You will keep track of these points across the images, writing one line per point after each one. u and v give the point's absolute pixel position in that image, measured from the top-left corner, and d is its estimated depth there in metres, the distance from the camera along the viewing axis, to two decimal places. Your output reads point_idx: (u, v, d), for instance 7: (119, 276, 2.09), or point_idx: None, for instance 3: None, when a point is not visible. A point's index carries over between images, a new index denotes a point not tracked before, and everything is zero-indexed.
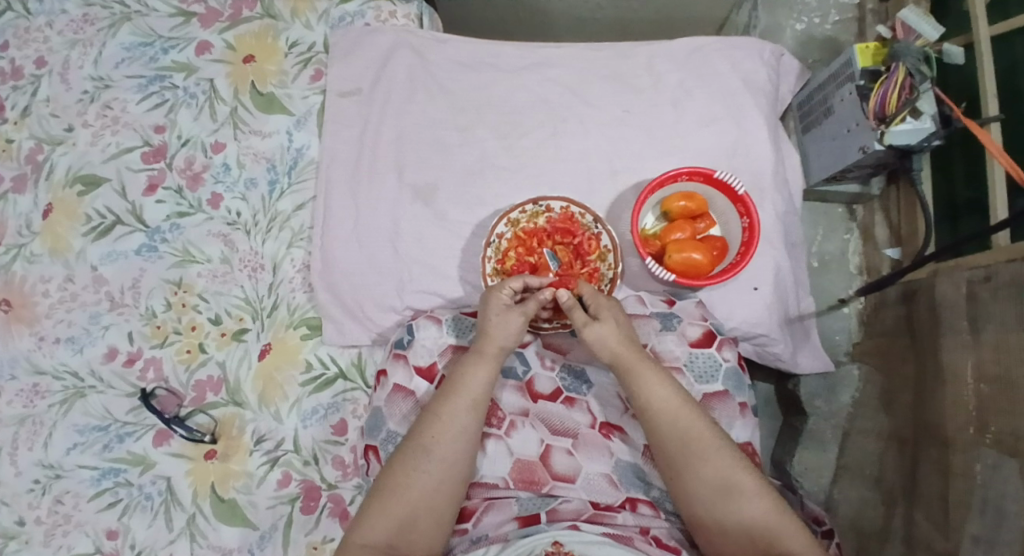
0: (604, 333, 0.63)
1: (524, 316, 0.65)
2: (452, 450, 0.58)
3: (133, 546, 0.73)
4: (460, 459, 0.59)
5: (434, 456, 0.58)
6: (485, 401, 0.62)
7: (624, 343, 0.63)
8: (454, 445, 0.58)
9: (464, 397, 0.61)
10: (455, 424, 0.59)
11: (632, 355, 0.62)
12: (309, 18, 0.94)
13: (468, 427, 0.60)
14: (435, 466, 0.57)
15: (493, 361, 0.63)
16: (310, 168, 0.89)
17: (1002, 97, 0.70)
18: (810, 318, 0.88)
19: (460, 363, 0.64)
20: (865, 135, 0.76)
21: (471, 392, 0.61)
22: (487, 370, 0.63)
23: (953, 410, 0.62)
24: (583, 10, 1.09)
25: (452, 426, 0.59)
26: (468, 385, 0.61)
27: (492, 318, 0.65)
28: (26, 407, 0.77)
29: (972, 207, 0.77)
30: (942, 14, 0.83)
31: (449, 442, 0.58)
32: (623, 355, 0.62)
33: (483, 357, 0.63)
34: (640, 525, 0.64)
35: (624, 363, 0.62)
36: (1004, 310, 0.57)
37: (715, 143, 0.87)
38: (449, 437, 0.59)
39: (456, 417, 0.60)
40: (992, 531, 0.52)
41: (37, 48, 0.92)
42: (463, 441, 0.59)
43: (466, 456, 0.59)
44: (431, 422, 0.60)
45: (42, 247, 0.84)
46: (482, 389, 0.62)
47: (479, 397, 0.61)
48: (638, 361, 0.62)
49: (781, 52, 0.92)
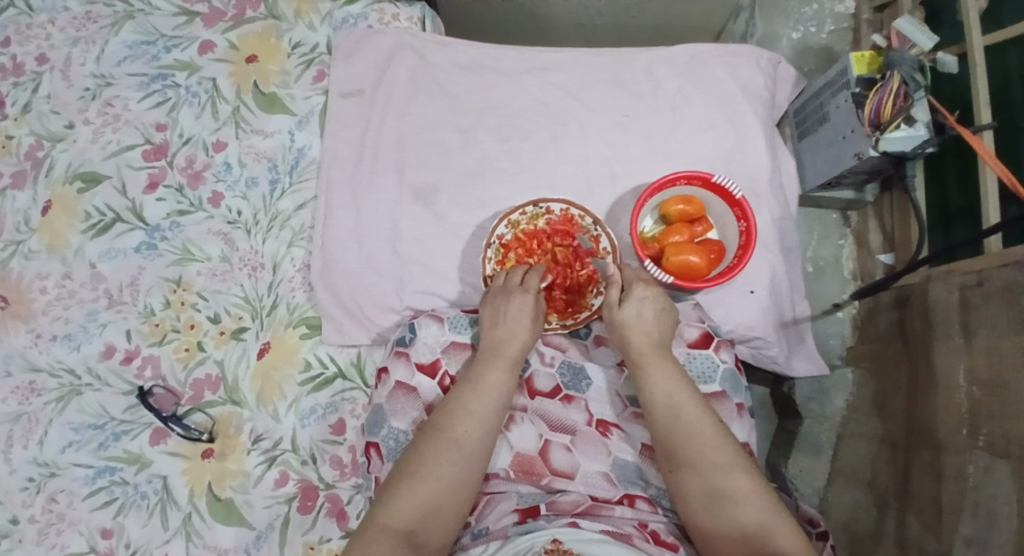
0: (627, 318, 0.65)
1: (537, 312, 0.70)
2: (479, 439, 0.59)
3: (128, 546, 0.72)
4: (485, 450, 0.59)
5: (464, 447, 0.58)
6: (507, 394, 0.63)
7: (644, 331, 0.65)
8: (481, 437, 0.59)
9: (491, 394, 0.62)
10: (480, 417, 0.61)
11: (648, 345, 0.64)
12: (313, 19, 0.95)
13: (492, 424, 0.61)
14: (464, 454, 0.58)
15: (512, 357, 0.66)
16: (311, 169, 0.89)
17: (995, 107, 0.72)
18: (805, 322, 0.90)
19: (483, 360, 0.66)
20: (860, 142, 0.78)
21: (497, 388, 0.63)
22: (505, 368, 0.64)
23: (945, 413, 0.63)
24: (583, 17, 1.10)
25: (479, 418, 0.60)
26: (490, 380, 0.63)
27: (506, 318, 0.68)
28: (21, 404, 0.77)
29: (964, 214, 0.78)
30: (936, 25, 0.85)
31: (478, 435, 0.59)
32: (648, 348, 0.64)
33: (507, 356, 0.66)
34: (638, 518, 0.63)
35: (646, 354, 0.64)
36: (996, 314, 0.58)
37: (713, 148, 0.88)
38: (475, 426, 0.60)
39: (482, 412, 0.61)
40: (984, 532, 0.53)
41: (39, 44, 0.92)
42: (489, 433, 0.60)
43: (490, 448, 0.60)
44: (458, 412, 0.61)
45: (40, 243, 0.83)
46: (506, 386, 0.64)
47: (505, 397, 0.63)
48: (654, 352, 0.63)
49: (778, 60, 0.93)
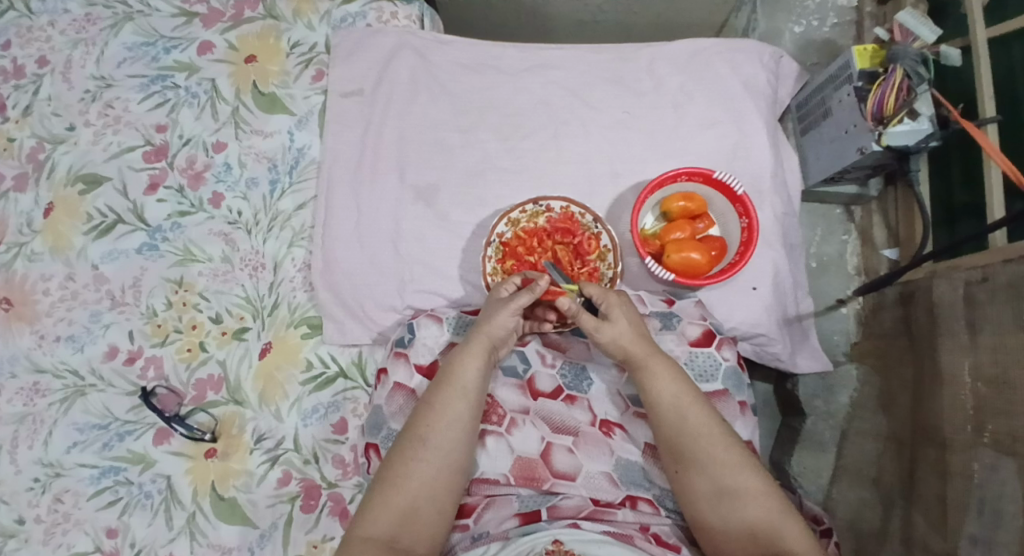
0: (617, 332, 0.63)
1: (513, 310, 0.65)
2: (448, 439, 0.59)
3: (132, 545, 0.73)
4: (455, 447, 0.59)
5: (432, 445, 0.58)
6: (476, 387, 0.62)
7: (637, 338, 0.63)
8: (451, 435, 0.59)
9: (455, 387, 0.61)
10: (450, 414, 0.60)
11: (644, 350, 0.62)
12: (312, 19, 0.95)
13: (462, 415, 0.60)
14: (433, 455, 0.58)
15: (481, 352, 0.64)
16: (311, 169, 0.89)
17: (1000, 100, 0.71)
18: (808, 318, 0.89)
19: (452, 354, 0.65)
20: (862, 137, 0.77)
21: (464, 383, 0.62)
22: (476, 358, 0.63)
23: (950, 409, 0.62)
24: (584, 14, 1.10)
25: (448, 415, 0.60)
26: (459, 374, 0.62)
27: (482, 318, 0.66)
28: (26, 405, 0.77)
29: (969, 208, 0.78)
30: (940, 17, 0.84)
31: (446, 432, 0.59)
32: (635, 352, 0.62)
33: (472, 350, 0.64)
34: (640, 521, 0.64)
35: (636, 360, 0.62)
36: (1001, 310, 0.58)
37: (714, 144, 0.87)
38: (443, 424, 0.59)
39: (451, 406, 0.60)
40: (990, 530, 0.52)
41: (40, 47, 0.92)
42: (459, 431, 0.59)
43: (464, 445, 0.60)
44: (427, 413, 0.60)
45: (43, 245, 0.84)
46: (475, 380, 0.62)
47: (470, 387, 0.62)
48: (651, 356, 0.62)
49: (781, 55, 0.92)
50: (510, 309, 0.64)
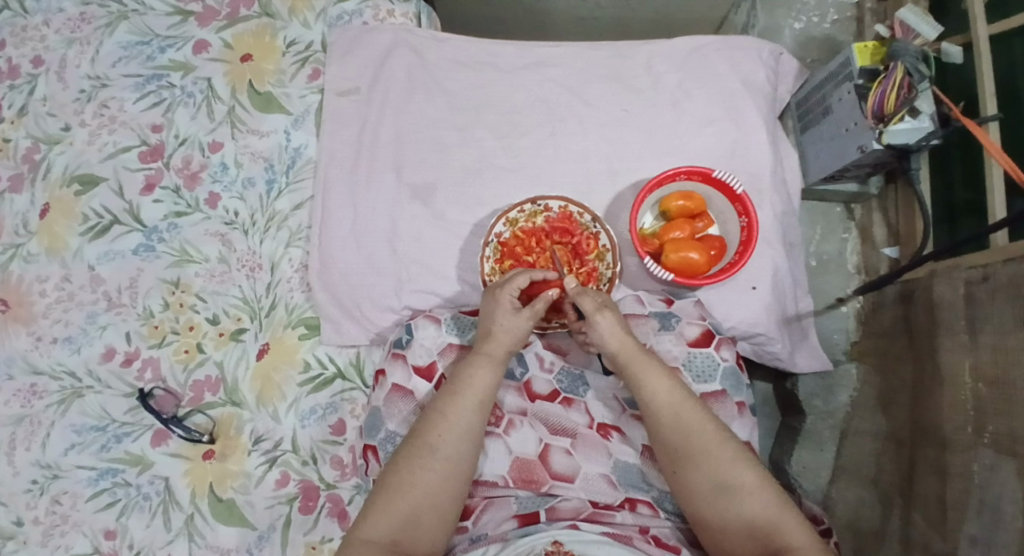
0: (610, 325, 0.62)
1: (530, 319, 0.65)
2: (456, 448, 0.58)
3: (131, 546, 0.73)
4: (464, 458, 0.59)
5: (440, 455, 0.58)
6: (488, 398, 0.62)
7: (630, 339, 0.63)
8: (462, 446, 0.59)
9: (470, 397, 0.61)
10: (461, 423, 0.60)
11: (638, 351, 0.62)
12: (307, 16, 0.94)
13: (473, 425, 0.60)
14: (441, 464, 0.57)
15: (498, 362, 0.63)
16: (308, 168, 0.89)
17: (1002, 97, 0.70)
18: (808, 317, 0.89)
19: (466, 361, 0.64)
20: (863, 135, 0.76)
21: (478, 393, 0.61)
22: (490, 367, 0.63)
23: (950, 409, 0.62)
24: (582, 10, 1.09)
25: (458, 425, 0.59)
26: (472, 383, 0.62)
27: (494, 319, 0.65)
28: (24, 407, 0.77)
29: (971, 207, 0.77)
30: (940, 13, 0.83)
31: (456, 442, 0.58)
32: (632, 352, 0.62)
33: (489, 358, 0.63)
34: (639, 524, 0.64)
35: (632, 358, 0.62)
36: (1002, 310, 0.57)
37: (714, 142, 0.87)
38: (453, 434, 0.59)
39: (462, 415, 0.60)
40: (990, 532, 0.52)
41: (34, 46, 0.91)
42: (469, 441, 0.59)
43: (472, 455, 0.59)
44: (437, 421, 0.60)
45: (39, 246, 0.83)
46: (488, 390, 0.62)
47: (485, 398, 0.61)
48: (644, 357, 0.62)
49: (780, 52, 0.92)
50: (526, 316, 0.64)
